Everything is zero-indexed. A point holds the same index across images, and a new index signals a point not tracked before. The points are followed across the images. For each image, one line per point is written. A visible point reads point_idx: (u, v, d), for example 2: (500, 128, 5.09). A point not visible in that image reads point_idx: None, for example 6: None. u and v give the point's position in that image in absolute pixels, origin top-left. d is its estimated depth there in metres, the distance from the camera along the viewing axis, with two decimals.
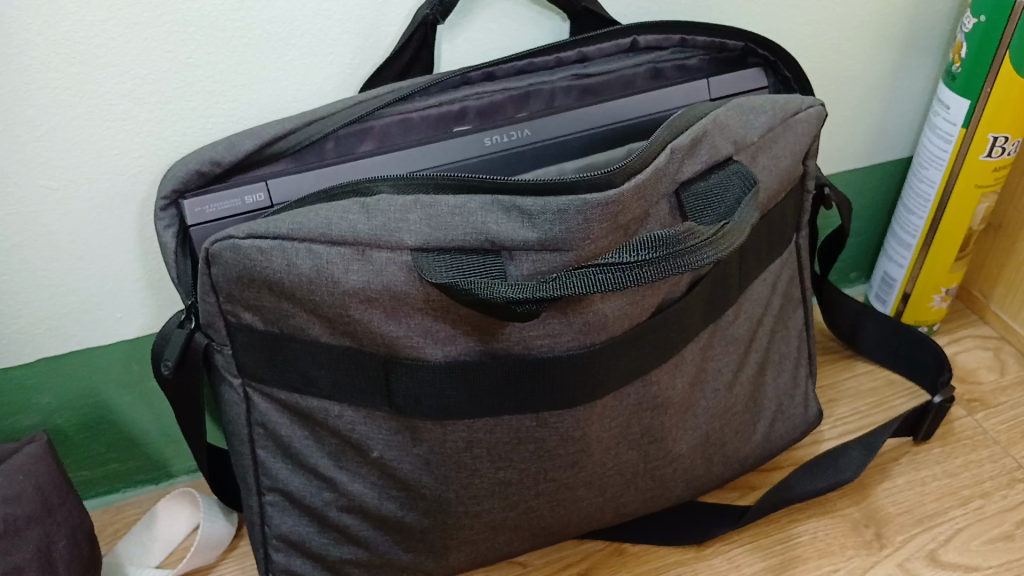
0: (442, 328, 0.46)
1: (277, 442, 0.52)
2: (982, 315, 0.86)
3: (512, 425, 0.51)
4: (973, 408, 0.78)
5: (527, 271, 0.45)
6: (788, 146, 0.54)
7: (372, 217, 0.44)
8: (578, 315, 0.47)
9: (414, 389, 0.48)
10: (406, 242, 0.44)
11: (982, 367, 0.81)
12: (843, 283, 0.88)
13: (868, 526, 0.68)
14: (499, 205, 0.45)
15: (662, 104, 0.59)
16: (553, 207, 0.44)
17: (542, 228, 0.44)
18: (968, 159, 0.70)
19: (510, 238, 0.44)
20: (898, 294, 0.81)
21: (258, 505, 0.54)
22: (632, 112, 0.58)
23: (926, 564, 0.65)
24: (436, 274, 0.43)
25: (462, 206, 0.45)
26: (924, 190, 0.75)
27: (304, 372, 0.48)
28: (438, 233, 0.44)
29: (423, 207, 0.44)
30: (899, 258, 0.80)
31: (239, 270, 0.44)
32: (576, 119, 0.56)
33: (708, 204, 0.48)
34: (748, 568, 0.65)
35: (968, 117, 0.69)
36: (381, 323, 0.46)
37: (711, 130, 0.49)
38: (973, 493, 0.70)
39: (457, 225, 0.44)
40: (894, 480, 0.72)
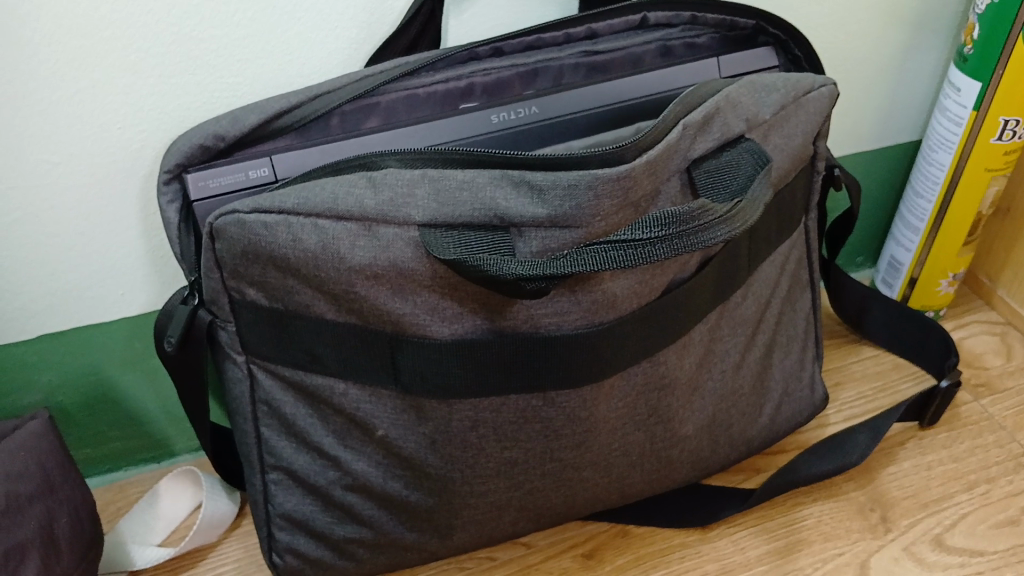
0: (448, 306, 0.46)
1: (281, 420, 0.51)
2: (989, 301, 0.85)
3: (518, 405, 0.50)
4: (979, 393, 0.78)
5: (536, 248, 0.44)
6: (800, 125, 0.53)
7: (379, 192, 0.43)
8: (587, 294, 0.47)
9: (416, 366, 0.48)
10: (413, 217, 0.43)
11: (989, 352, 0.81)
12: (849, 266, 0.87)
13: (874, 510, 0.68)
14: (508, 179, 0.44)
15: (670, 83, 0.58)
16: (562, 183, 0.43)
17: (552, 204, 0.44)
18: (979, 143, 0.70)
19: (519, 214, 0.44)
20: (905, 278, 0.80)
21: (262, 483, 0.54)
22: (639, 90, 0.57)
23: (932, 548, 0.66)
24: (443, 250, 0.42)
25: (471, 181, 0.44)
26: (933, 173, 0.74)
27: (308, 349, 0.48)
28: (445, 208, 0.43)
29: (431, 182, 0.44)
30: (907, 242, 0.79)
31: (244, 245, 0.44)
32: (585, 97, 0.56)
33: (720, 183, 0.47)
34: (753, 550, 0.65)
35: (979, 100, 0.68)
36: (385, 301, 0.45)
37: (723, 107, 0.48)
38: (979, 478, 0.71)
39: (466, 200, 0.43)
40: (900, 464, 0.72)
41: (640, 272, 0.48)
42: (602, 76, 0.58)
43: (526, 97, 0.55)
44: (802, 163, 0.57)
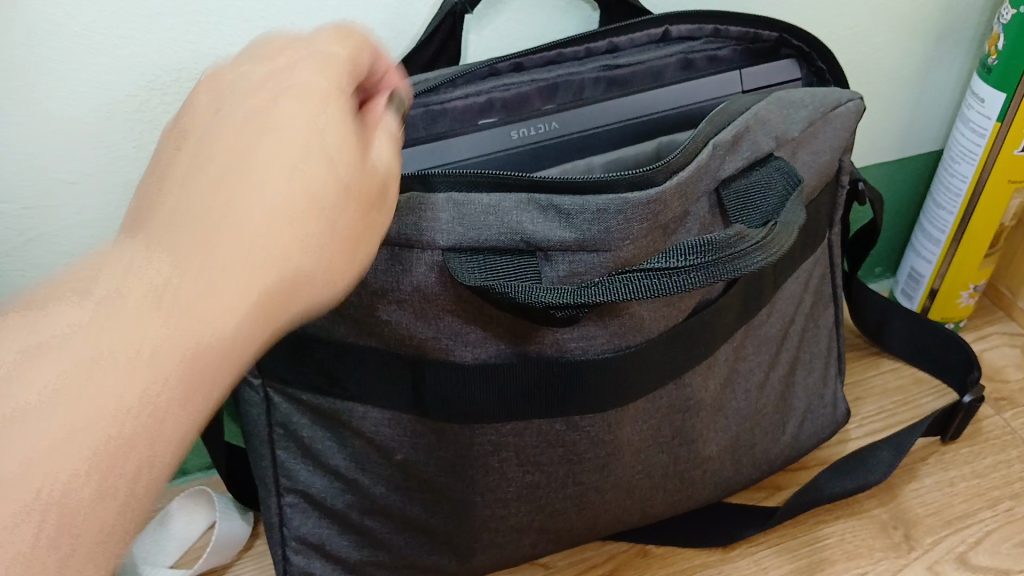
0: (473, 331, 0.45)
1: (298, 443, 0.50)
2: (1009, 312, 0.85)
3: (541, 430, 0.49)
4: (1001, 406, 0.77)
5: (563, 272, 0.44)
6: (827, 140, 0.52)
7: (402, 215, 0.42)
8: (614, 318, 0.46)
9: (441, 392, 0.47)
10: (437, 242, 0.42)
11: (1010, 365, 0.80)
12: (867, 277, 0.86)
13: (897, 527, 0.67)
14: (534, 203, 0.43)
15: (691, 97, 0.57)
16: (592, 207, 0.42)
17: (580, 228, 0.43)
18: (1002, 154, 0.69)
19: (546, 239, 0.43)
20: (926, 290, 0.79)
21: (277, 507, 0.53)
22: (661, 104, 0.57)
23: (956, 567, 0.65)
24: (469, 276, 0.41)
25: (497, 205, 0.42)
26: (955, 184, 0.73)
27: (329, 372, 0.47)
28: (471, 233, 0.42)
29: (455, 206, 0.42)
30: (928, 254, 0.78)
31: None
32: (603, 112, 0.55)
33: (750, 203, 0.47)
34: (776, 570, 0.64)
35: (1003, 111, 0.67)
36: (409, 324, 0.44)
37: (752, 125, 0.47)
38: (1003, 494, 0.70)
39: (492, 225, 0.42)
40: (922, 480, 0.71)
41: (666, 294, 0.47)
42: (621, 92, 0.57)
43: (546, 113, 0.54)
44: (829, 177, 0.56)
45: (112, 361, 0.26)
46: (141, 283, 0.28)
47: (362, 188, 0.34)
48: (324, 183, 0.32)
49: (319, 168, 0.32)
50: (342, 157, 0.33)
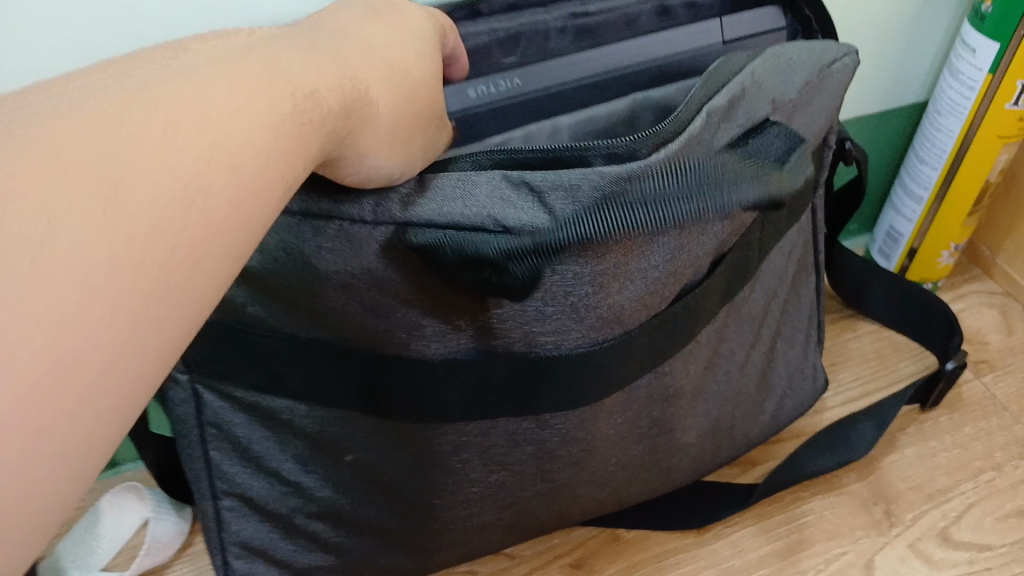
0: (428, 328, 0.40)
1: (233, 444, 0.45)
2: (987, 271, 0.81)
3: (507, 428, 0.44)
4: (981, 371, 0.74)
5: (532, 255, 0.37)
6: (823, 99, 0.47)
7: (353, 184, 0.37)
8: (592, 309, 0.40)
9: (385, 390, 0.42)
10: (385, 214, 0.36)
11: (989, 327, 0.77)
12: (846, 236, 0.82)
13: (877, 503, 0.64)
14: (507, 181, 0.38)
15: (668, 48, 0.52)
16: (567, 182, 0.37)
17: (553, 206, 0.37)
18: (993, 108, 0.64)
19: (512, 215, 0.36)
20: (905, 250, 0.76)
21: (213, 511, 0.47)
22: (632, 57, 0.51)
23: (939, 544, 0.62)
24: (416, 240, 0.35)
25: (466, 180, 0.38)
26: (940, 139, 0.69)
27: (266, 371, 0.42)
28: (428, 205, 0.37)
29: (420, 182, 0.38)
30: (908, 212, 0.74)
31: None
32: (574, 66, 0.50)
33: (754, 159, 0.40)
34: (753, 553, 0.61)
35: (997, 61, 0.62)
36: (370, 316, 0.39)
37: (748, 89, 0.42)
38: (984, 465, 0.67)
39: (454, 198, 0.37)
40: (902, 452, 0.68)
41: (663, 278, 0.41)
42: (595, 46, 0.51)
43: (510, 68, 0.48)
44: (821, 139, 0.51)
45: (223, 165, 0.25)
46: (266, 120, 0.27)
47: (419, 106, 0.36)
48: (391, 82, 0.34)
49: (392, 73, 0.34)
50: (411, 66, 0.35)
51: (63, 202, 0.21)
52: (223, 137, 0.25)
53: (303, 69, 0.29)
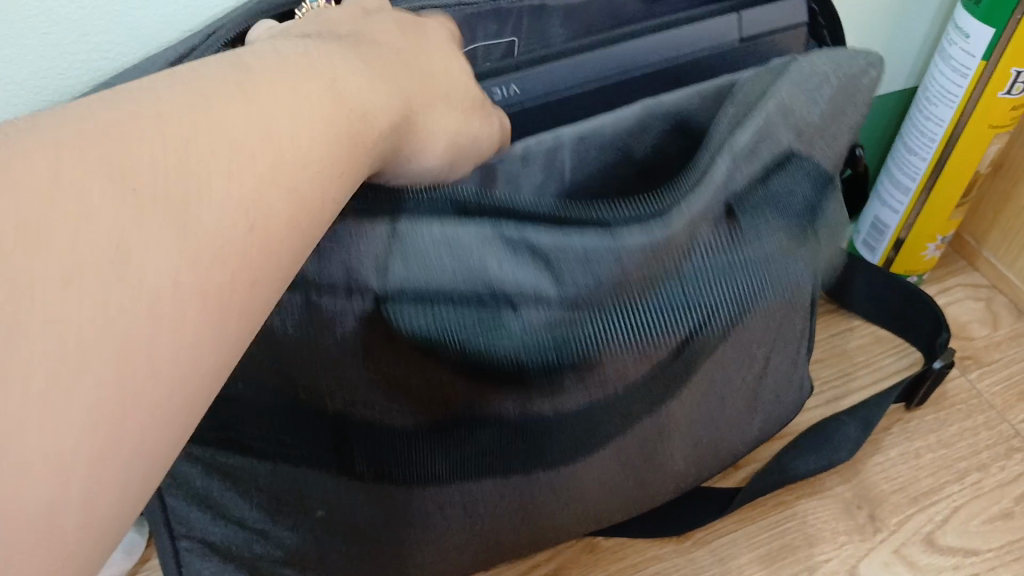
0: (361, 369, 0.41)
1: (190, 488, 0.44)
2: (972, 262, 0.79)
3: (488, 475, 0.47)
4: (966, 367, 0.71)
5: (538, 321, 0.42)
6: (810, 107, 0.47)
7: (351, 254, 0.38)
8: (591, 375, 0.44)
9: (325, 422, 0.42)
10: (391, 284, 0.39)
11: (974, 321, 0.75)
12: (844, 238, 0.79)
13: (861, 507, 0.62)
14: (509, 243, 0.40)
15: (677, 45, 0.48)
16: (580, 254, 0.41)
17: (566, 283, 0.42)
18: (985, 96, 0.62)
19: (522, 288, 0.41)
20: (890, 242, 0.73)
21: (171, 550, 0.46)
22: (640, 60, 0.48)
23: (923, 550, 0.60)
24: (421, 315, 0.39)
25: (473, 243, 0.39)
26: (929, 128, 0.66)
27: (222, 416, 0.41)
28: (439, 277, 0.39)
29: (394, 241, 0.38)
30: (894, 203, 0.71)
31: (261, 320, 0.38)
32: (568, 72, 0.46)
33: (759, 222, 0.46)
34: (733, 560, 0.59)
35: (990, 48, 0.60)
36: (323, 337, 0.39)
37: (766, 126, 0.45)
38: (969, 466, 0.65)
39: (467, 267, 0.39)
40: (886, 453, 0.66)
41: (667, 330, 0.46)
42: (595, 41, 0.47)
43: (507, 72, 0.45)
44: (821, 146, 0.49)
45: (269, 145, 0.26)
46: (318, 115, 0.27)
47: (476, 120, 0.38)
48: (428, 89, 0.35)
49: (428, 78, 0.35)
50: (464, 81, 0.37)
51: (112, 161, 0.22)
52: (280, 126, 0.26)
53: (356, 81, 0.29)
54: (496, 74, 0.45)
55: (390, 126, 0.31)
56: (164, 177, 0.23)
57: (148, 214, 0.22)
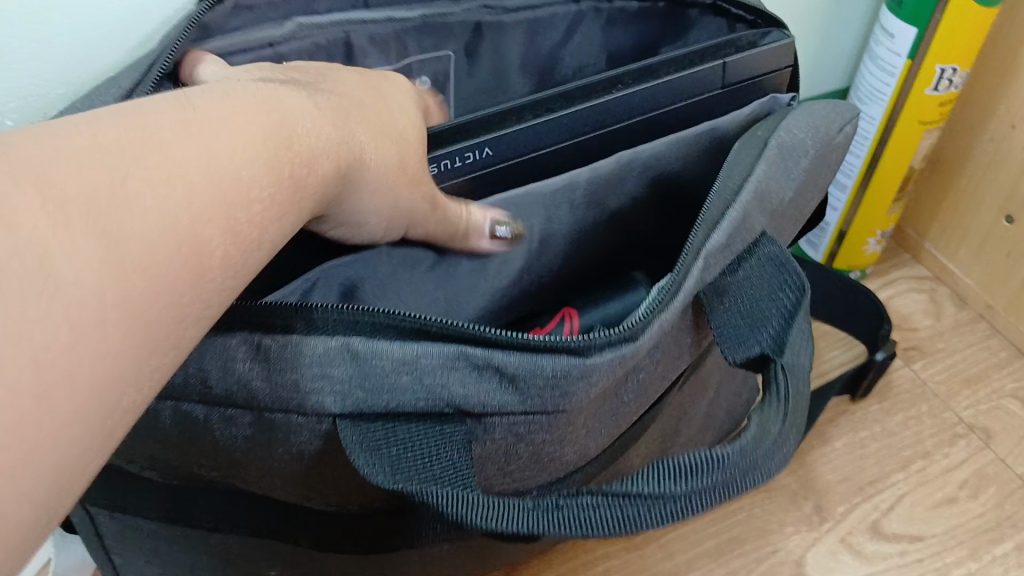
0: (280, 489, 0.39)
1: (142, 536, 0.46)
2: (915, 255, 0.81)
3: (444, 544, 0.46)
4: (910, 358, 0.73)
5: (500, 433, 0.38)
6: (785, 179, 0.46)
7: (278, 371, 0.34)
8: (541, 462, 0.41)
9: (238, 513, 0.42)
10: (328, 407, 0.35)
11: (918, 312, 0.76)
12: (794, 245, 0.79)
13: (808, 498, 0.64)
14: (469, 361, 0.35)
15: (658, 99, 0.50)
16: (542, 372, 0.36)
17: (528, 399, 0.37)
18: (913, 92, 0.64)
19: (482, 404, 0.36)
20: (831, 237, 0.75)
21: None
22: (623, 113, 0.49)
23: (870, 537, 0.61)
24: (366, 454, 0.34)
25: (411, 359, 0.35)
26: (862, 126, 0.68)
27: (171, 507, 0.43)
28: (377, 396, 0.35)
29: (352, 356, 0.34)
30: (833, 200, 0.73)
31: (186, 436, 0.37)
32: (540, 131, 0.46)
33: (753, 324, 0.41)
34: (682, 555, 0.60)
35: (915, 46, 0.62)
36: (273, 453, 0.37)
37: (745, 217, 0.43)
38: (914, 454, 0.66)
39: (405, 386, 0.35)
40: (832, 444, 0.67)
41: (615, 424, 0.44)
42: (560, 94, 0.48)
43: (478, 134, 0.45)
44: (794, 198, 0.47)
45: (207, 175, 0.26)
46: (263, 161, 0.28)
47: (416, 154, 0.37)
48: (386, 134, 0.35)
49: (386, 125, 0.36)
50: (401, 119, 0.38)
51: (44, 175, 0.22)
52: (218, 161, 0.26)
53: (301, 121, 0.30)
54: (466, 136, 0.44)
55: (337, 172, 0.32)
56: (93, 196, 0.23)
57: (79, 235, 0.22)
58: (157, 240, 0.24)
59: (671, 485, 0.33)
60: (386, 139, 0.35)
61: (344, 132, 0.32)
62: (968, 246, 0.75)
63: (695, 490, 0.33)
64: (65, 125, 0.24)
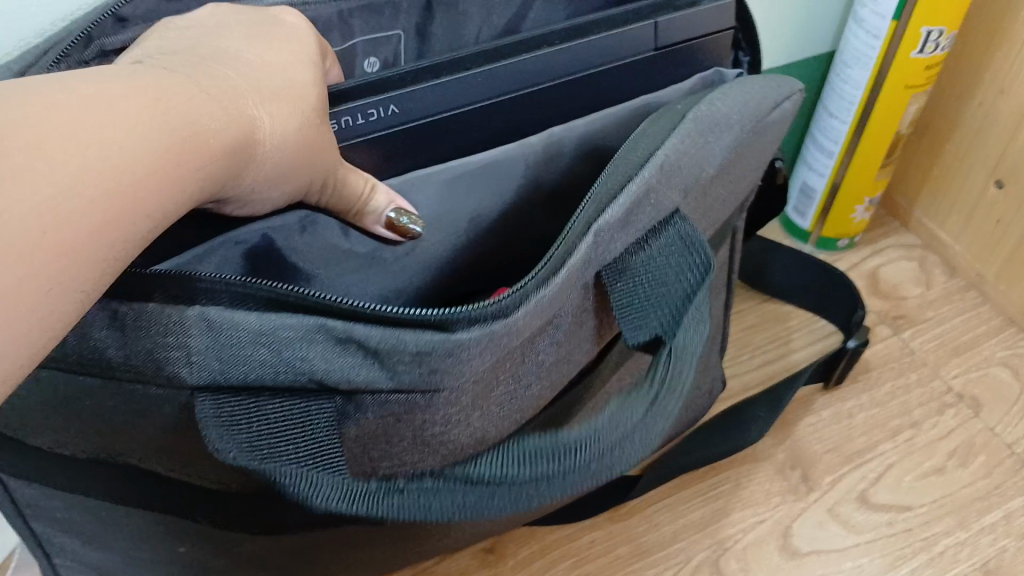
0: (163, 460, 0.39)
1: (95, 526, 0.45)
2: (905, 222, 0.80)
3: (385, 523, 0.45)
4: (899, 327, 0.72)
5: (376, 409, 0.36)
6: (706, 156, 0.42)
7: (133, 338, 0.33)
8: (432, 442, 0.38)
9: (130, 491, 0.41)
10: (184, 376, 0.34)
11: (908, 281, 0.75)
12: (784, 228, 0.80)
13: (794, 468, 0.63)
14: (329, 335, 0.33)
15: (585, 62, 0.45)
16: (408, 350, 0.34)
17: (398, 377, 0.35)
18: (898, 56, 0.62)
19: (349, 381, 0.34)
20: (818, 205, 0.74)
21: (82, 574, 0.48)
22: (540, 74, 0.44)
23: (856, 507, 0.61)
24: (220, 429, 0.33)
25: (268, 331, 0.33)
26: (847, 91, 0.67)
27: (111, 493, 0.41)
28: (233, 369, 0.33)
29: (206, 327, 0.33)
30: (820, 167, 0.72)
31: (68, 401, 0.36)
32: (449, 92, 0.42)
33: (644, 309, 0.39)
34: (669, 526, 0.60)
35: (900, 10, 0.60)
36: (150, 416, 0.36)
37: (654, 183, 0.39)
38: (903, 424, 0.66)
39: (261, 359, 0.33)
40: (819, 413, 0.66)
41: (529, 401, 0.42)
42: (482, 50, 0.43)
43: (383, 90, 0.40)
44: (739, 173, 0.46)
45: (101, 168, 0.26)
46: (161, 143, 0.28)
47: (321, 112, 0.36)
48: (287, 98, 0.34)
49: (291, 89, 0.34)
50: (307, 84, 0.35)
51: None
52: (107, 150, 0.26)
53: (192, 103, 0.29)
54: (370, 91, 0.40)
55: (236, 150, 0.31)
56: None
57: None
58: (39, 237, 0.24)
59: (515, 470, 0.35)
60: (287, 105, 0.34)
61: (239, 109, 0.31)
62: (956, 215, 0.74)
63: (535, 477, 0.35)
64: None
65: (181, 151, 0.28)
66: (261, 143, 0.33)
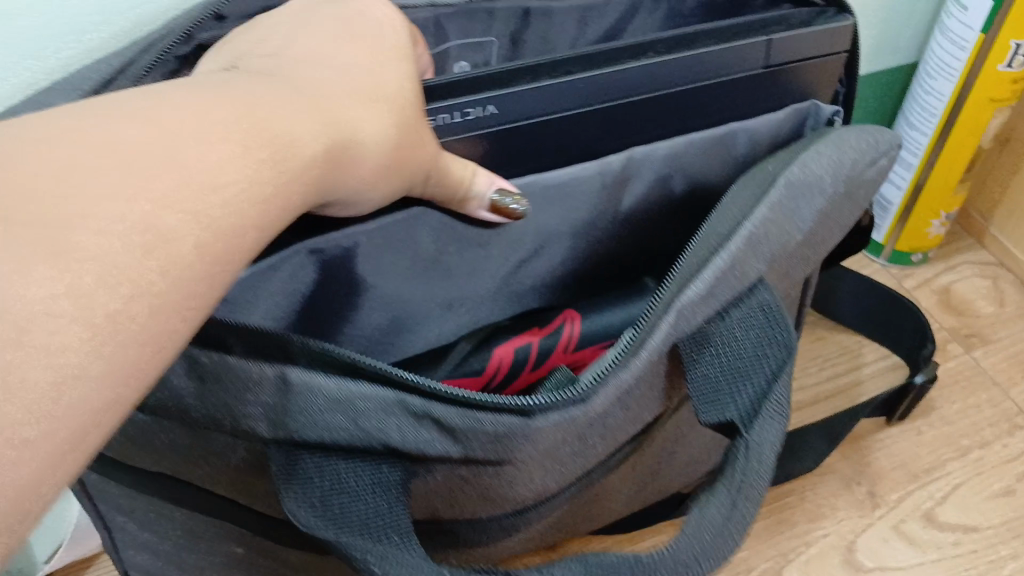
0: (222, 482, 0.39)
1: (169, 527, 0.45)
2: (980, 239, 0.79)
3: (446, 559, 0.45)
4: (971, 345, 0.71)
5: (442, 472, 0.36)
6: (795, 222, 0.40)
7: (212, 390, 0.32)
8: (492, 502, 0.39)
9: (211, 505, 0.41)
10: (258, 430, 0.33)
11: (981, 298, 0.74)
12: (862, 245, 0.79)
13: (861, 483, 0.62)
14: (408, 411, 0.33)
15: (685, 74, 0.44)
16: (488, 430, 0.34)
17: (469, 448, 0.35)
18: (984, 68, 0.61)
19: (426, 452, 0.34)
20: (894, 218, 0.73)
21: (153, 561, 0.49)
22: (641, 85, 0.43)
23: (923, 525, 0.60)
24: (294, 497, 0.32)
25: (349, 398, 0.32)
26: (930, 102, 0.66)
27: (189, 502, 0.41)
28: (312, 432, 0.32)
29: (287, 388, 0.32)
30: (898, 179, 0.71)
31: (146, 434, 0.37)
32: (552, 95, 0.41)
33: (724, 391, 0.37)
34: None
35: (989, 21, 0.59)
36: (224, 457, 0.37)
37: (742, 255, 0.38)
38: (973, 443, 0.65)
39: (341, 425, 0.32)
40: (888, 429, 0.65)
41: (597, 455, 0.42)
42: (577, 57, 0.42)
43: (483, 90, 0.40)
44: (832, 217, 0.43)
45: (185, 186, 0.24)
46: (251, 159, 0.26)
47: (408, 101, 0.34)
48: (380, 102, 0.33)
49: (376, 88, 0.33)
50: (388, 80, 0.34)
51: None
52: (194, 170, 0.24)
53: (287, 121, 0.28)
54: (471, 90, 0.39)
55: (328, 155, 0.30)
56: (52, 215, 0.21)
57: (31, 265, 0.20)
58: (133, 264, 0.22)
59: None
60: (378, 106, 0.33)
61: (328, 122, 0.30)
62: None
63: None
64: (47, 123, 0.24)
65: (276, 171, 0.27)
66: (350, 146, 0.31)
